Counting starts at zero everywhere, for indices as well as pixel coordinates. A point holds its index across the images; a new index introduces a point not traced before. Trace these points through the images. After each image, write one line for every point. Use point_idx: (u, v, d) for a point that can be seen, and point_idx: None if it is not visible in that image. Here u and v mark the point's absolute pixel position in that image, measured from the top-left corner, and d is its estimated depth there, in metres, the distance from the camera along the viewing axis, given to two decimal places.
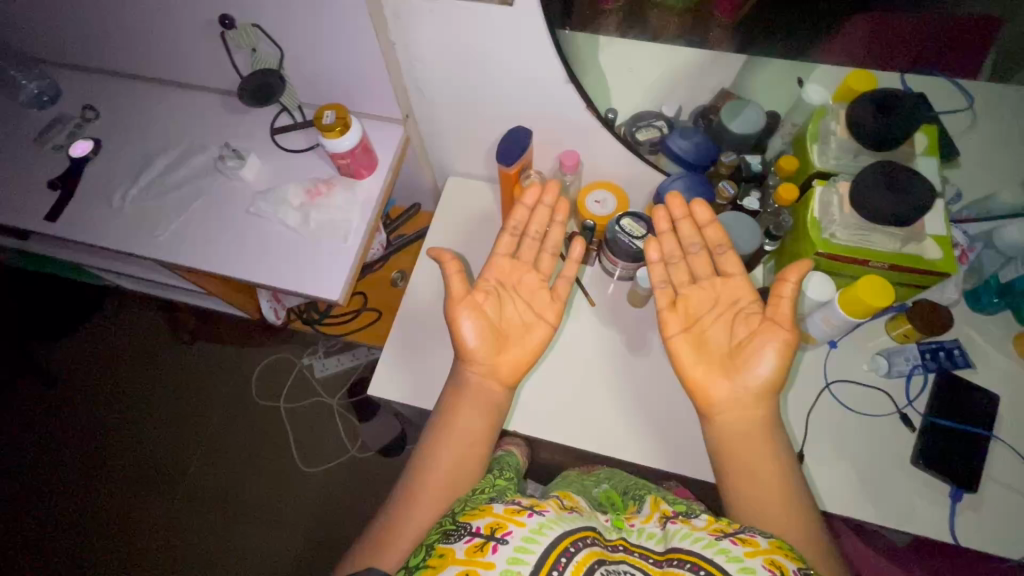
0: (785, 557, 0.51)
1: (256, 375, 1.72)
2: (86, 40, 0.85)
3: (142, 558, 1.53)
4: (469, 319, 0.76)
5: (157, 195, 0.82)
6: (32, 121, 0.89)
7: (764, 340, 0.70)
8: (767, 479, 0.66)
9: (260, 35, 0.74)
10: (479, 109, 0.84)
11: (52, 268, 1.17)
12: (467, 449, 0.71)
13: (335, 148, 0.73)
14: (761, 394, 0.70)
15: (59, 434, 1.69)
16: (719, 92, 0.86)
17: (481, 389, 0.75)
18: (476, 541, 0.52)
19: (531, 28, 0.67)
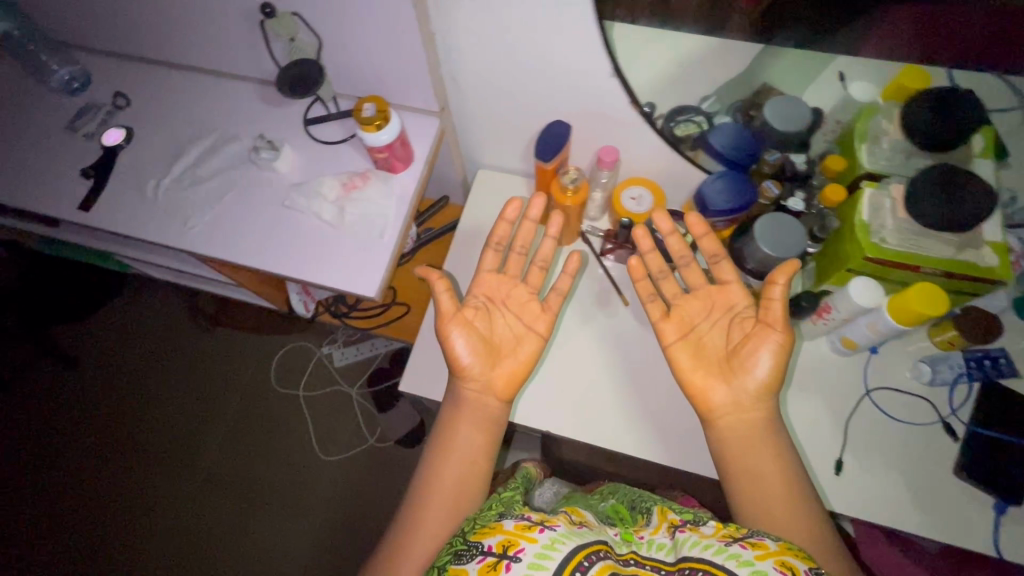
0: (797, 558, 0.51)
1: (275, 363, 1.72)
2: (116, 25, 0.83)
3: (159, 543, 1.56)
4: (461, 335, 0.76)
5: (190, 185, 0.81)
6: (62, 107, 0.88)
7: (758, 343, 0.70)
8: (772, 480, 0.64)
9: (300, 24, 0.71)
10: (517, 103, 0.82)
11: (77, 255, 1.16)
12: (467, 458, 0.71)
13: (372, 143, 0.71)
14: (762, 392, 0.69)
15: (80, 418, 1.71)
16: (759, 87, 0.81)
17: (478, 398, 0.75)
18: (489, 559, 0.53)
19: (580, 21, 0.65)
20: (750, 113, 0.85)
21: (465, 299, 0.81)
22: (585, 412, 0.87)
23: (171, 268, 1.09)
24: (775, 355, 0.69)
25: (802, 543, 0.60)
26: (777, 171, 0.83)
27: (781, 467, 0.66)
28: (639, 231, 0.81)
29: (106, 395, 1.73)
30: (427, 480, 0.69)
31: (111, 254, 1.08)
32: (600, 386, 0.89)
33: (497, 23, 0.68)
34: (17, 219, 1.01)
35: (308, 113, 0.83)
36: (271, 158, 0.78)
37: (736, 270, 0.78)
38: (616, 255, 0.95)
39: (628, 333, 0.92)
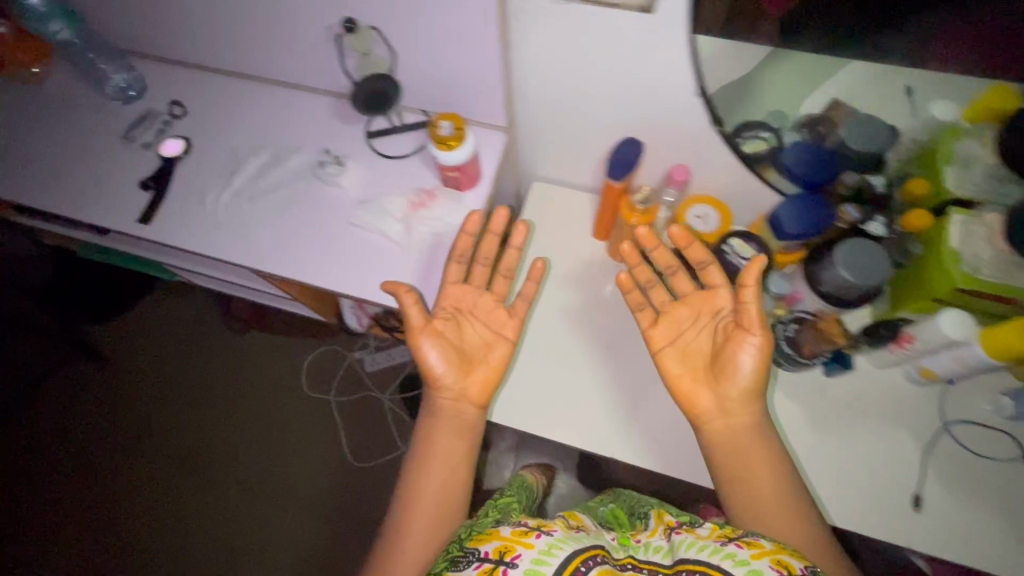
0: (790, 556, 0.50)
1: (305, 366, 1.71)
2: (177, 33, 0.81)
3: (172, 536, 1.57)
4: (432, 347, 0.68)
5: (250, 199, 0.79)
6: (117, 115, 0.86)
7: (737, 348, 0.67)
8: (764, 489, 0.63)
9: (377, 38, 0.70)
10: (587, 119, 0.79)
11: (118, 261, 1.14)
12: (450, 468, 0.65)
13: (446, 161, 0.69)
14: (749, 396, 0.67)
15: (102, 413, 1.71)
16: (829, 101, 0.80)
17: (455, 404, 0.69)
18: (485, 566, 0.50)
19: (672, 39, 0.64)
20: (820, 128, 0.81)
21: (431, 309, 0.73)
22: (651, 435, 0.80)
23: (217, 279, 1.07)
24: (757, 356, 0.66)
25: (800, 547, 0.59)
26: (855, 193, 0.79)
27: (775, 476, 0.64)
28: (625, 248, 0.77)
29: (126, 393, 1.72)
30: (411, 492, 0.64)
31: (158, 263, 1.06)
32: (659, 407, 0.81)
33: (581, 37, 0.66)
34: (64, 225, 1.00)
35: (369, 126, 0.81)
36: (338, 176, 0.77)
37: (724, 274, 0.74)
38: None
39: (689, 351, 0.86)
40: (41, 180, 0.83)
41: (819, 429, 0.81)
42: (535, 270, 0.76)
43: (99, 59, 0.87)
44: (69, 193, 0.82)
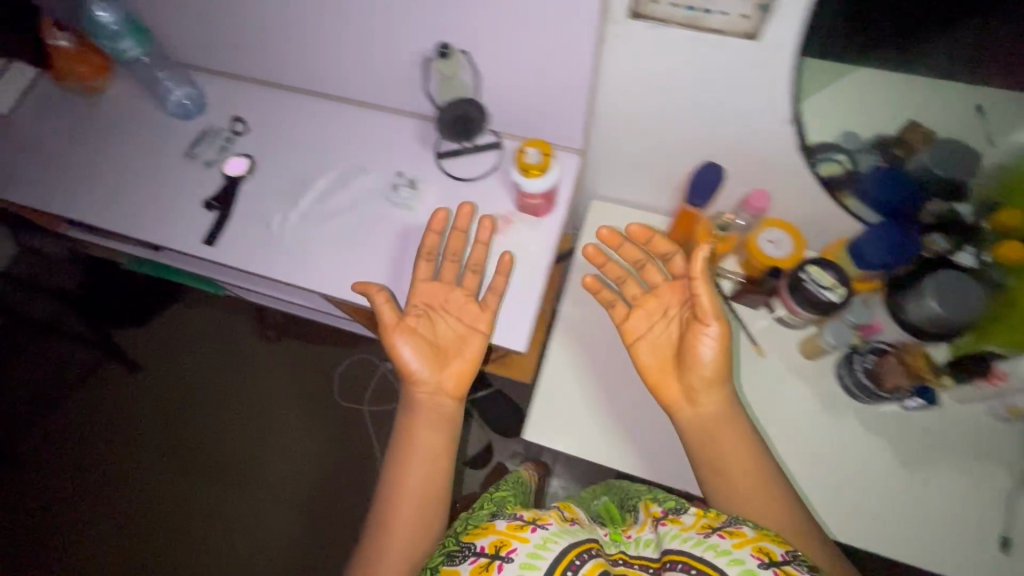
0: (773, 542, 0.48)
1: (339, 376, 1.69)
2: (243, 48, 0.79)
3: (173, 533, 1.57)
4: (407, 344, 0.67)
5: (317, 221, 0.77)
6: (178, 131, 0.84)
7: (694, 339, 0.66)
8: (743, 477, 0.60)
9: (466, 63, 0.69)
10: (662, 142, 0.77)
11: (161, 274, 1.13)
12: (431, 464, 0.62)
13: (529, 189, 0.67)
14: (714, 385, 0.66)
15: (112, 412, 1.70)
16: (903, 123, 0.71)
17: (430, 397, 0.67)
18: (481, 561, 0.50)
19: (776, 66, 0.61)
20: (893, 150, 0.74)
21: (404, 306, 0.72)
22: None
23: (268, 295, 1.05)
24: (717, 345, 0.65)
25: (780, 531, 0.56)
26: (939, 221, 0.77)
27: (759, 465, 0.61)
28: (590, 249, 0.78)
29: (145, 398, 1.71)
30: (390, 491, 0.60)
31: (208, 278, 1.05)
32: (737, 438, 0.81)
33: (672, 61, 0.64)
34: (116, 240, 0.98)
35: (440, 146, 0.79)
36: (411, 200, 0.75)
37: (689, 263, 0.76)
38: (749, 301, 0.88)
39: (764, 378, 0.84)
40: (103, 198, 0.81)
41: (899, 463, 0.79)
42: (506, 260, 0.71)
43: (161, 73, 0.85)
44: (133, 212, 0.80)
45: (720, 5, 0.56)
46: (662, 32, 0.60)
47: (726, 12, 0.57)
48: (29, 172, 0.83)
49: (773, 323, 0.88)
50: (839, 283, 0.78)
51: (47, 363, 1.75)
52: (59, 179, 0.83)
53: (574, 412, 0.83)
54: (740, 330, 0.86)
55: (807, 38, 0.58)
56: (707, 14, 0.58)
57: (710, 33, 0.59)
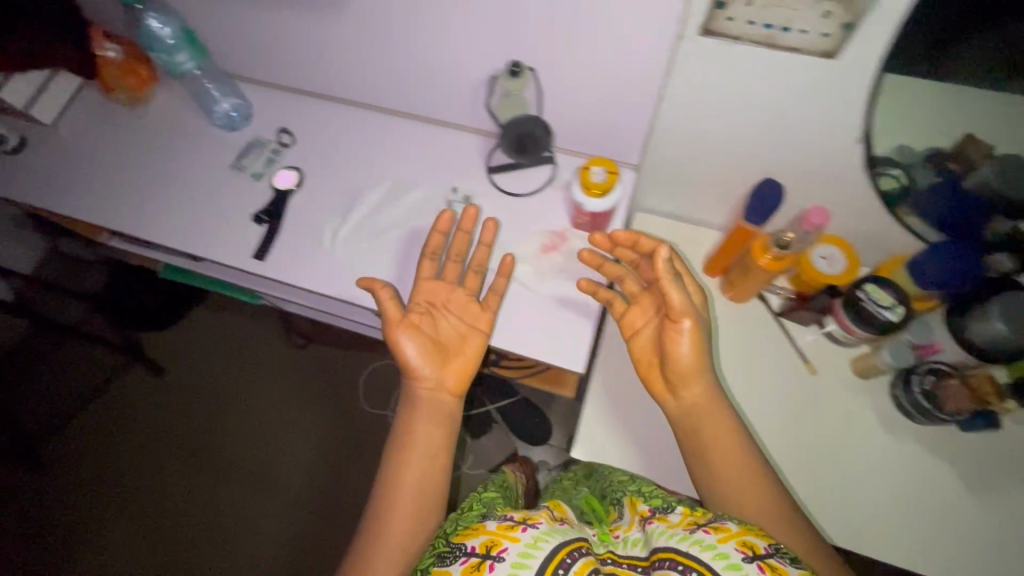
0: (756, 535, 0.49)
1: (363, 383, 1.66)
2: (296, 60, 0.79)
3: (173, 532, 1.54)
4: (409, 339, 0.67)
5: (368, 236, 0.76)
6: (226, 142, 0.84)
7: (669, 336, 0.63)
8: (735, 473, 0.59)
9: (533, 80, 0.69)
10: (717, 155, 0.77)
11: (191, 280, 1.12)
12: (431, 460, 0.62)
13: (593, 209, 0.66)
14: (695, 381, 0.63)
15: (121, 411, 1.68)
16: (960, 138, 0.67)
17: (433, 392, 0.67)
18: (472, 561, 0.48)
19: (851, 85, 0.60)
20: (949, 165, 0.71)
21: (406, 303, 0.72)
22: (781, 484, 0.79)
23: (307, 305, 1.05)
24: (691, 342, 0.62)
25: (763, 520, 0.56)
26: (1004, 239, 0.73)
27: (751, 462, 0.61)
28: (585, 253, 0.72)
29: (159, 402, 1.69)
30: (391, 484, 0.60)
31: (246, 288, 1.04)
32: (787, 458, 0.81)
33: (739, 79, 0.63)
34: (157, 249, 0.98)
35: (492, 160, 0.79)
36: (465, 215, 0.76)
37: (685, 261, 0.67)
38: (801, 318, 0.87)
39: (812, 394, 0.85)
40: (151, 211, 0.81)
41: (950, 482, 0.79)
42: (506, 265, 0.71)
43: (209, 84, 0.85)
44: (180, 225, 0.80)
45: (799, 24, 0.55)
46: (734, 50, 0.59)
47: (805, 31, 0.55)
48: (82, 183, 0.84)
49: (819, 337, 0.87)
50: (897, 302, 0.77)
51: (68, 367, 1.73)
52: (109, 191, 0.83)
53: (624, 429, 0.83)
54: (791, 347, 0.87)
55: (890, 59, 0.57)
56: (786, 34, 0.56)
57: (784, 52, 0.58)
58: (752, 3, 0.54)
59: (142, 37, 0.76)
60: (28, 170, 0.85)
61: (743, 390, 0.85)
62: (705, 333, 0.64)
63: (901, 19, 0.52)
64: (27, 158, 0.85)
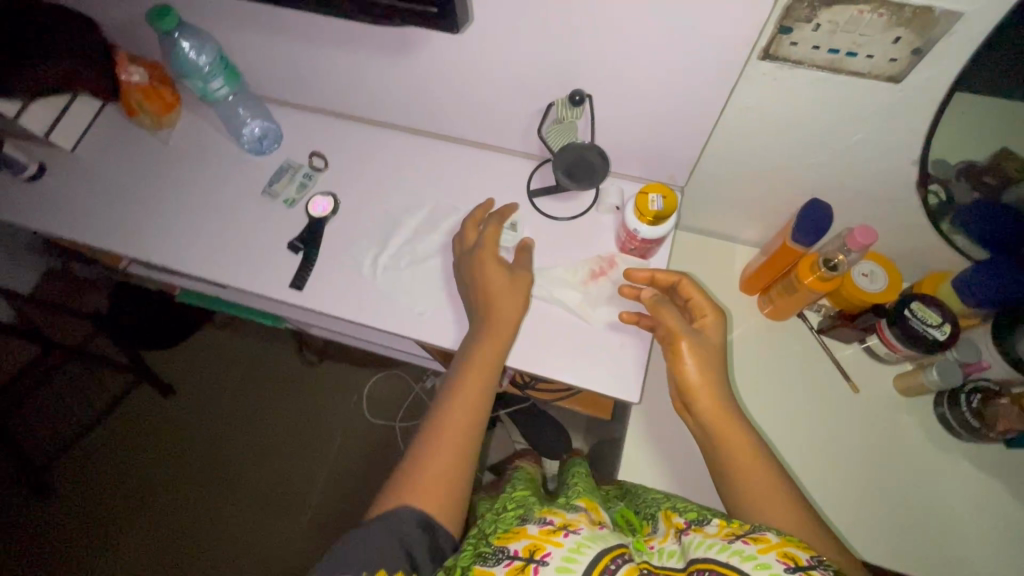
0: (797, 547, 0.46)
1: (378, 398, 1.64)
2: (335, 85, 0.78)
3: (177, 544, 1.52)
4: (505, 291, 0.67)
5: (410, 263, 0.75)
6: (257, 166, 0.82)
7: (673, 360, 0.63)
8: (752, 480, 0.56)
9: (586, 108, 0.69)
10: (759, 174, 0.77)
11: (209, 304, 1.08)
12: (480, 399, 0.61)
13: (648, 237, 0.64)
14: (711, 405, 0.61)
15: (125, 428, 1.66)
16: (999, 151, 0.66)
17: (495, 334, 0.65)
18: (515, 564, 0.47)
19: (913, 107, 0.59)
20: (986, 178, 0.69)
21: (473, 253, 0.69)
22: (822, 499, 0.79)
23: (334, 330, 1.03)
24: (693, 362, 0.61)
25: (781, 528, 0.52)
26: None
27: (771, 471, 0.57)
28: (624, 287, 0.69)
29: (168, 421, 1.66)
30: (439, 422, 0.59)
31: (270, 313, 1.02)
32: (828, 474, 0.81)
33: (795, 101, 0.63)
34: (180, 275, 0.95)
35: (534, 184, 0.78)
36: (509, 241, 0.74)
37: (699, 288, 0.66)
38: (844, 335, 0.87)
39: (850, 410, 0.85)
40: (180, 240, 0.78)
41: (993, 503, 0.79)
42: (520, 250, 0.72)
43: (243, 111, 0.85)
44: (210, 253, 0.77)
45: (866, 49, 0.54)
46: (795, 73, 0.59)
47: (872, 56, 0.54)
48: (107, 209, 0.81)
49: (861, 354, 0.87)
50: (945, 320, 0.76)
51: (73, 389, 1.68)
52: (135, 218, 0.80)
53: (670, 453, 0.82)
54: (834, 366, 0.87)
55: (960, 84, 0.56)
56: (851, 58, 0.55)
57: (846, 75, 0.58)
58: (820, 28, 0.53)
59: (176, 65, 0.73)
60: (49, 197, 0.82)
61: (784, 408, 0.85)
62: (711, 352, 0.63)
63: (976, 42, 0.51)
64: (49, 186, 0.83)
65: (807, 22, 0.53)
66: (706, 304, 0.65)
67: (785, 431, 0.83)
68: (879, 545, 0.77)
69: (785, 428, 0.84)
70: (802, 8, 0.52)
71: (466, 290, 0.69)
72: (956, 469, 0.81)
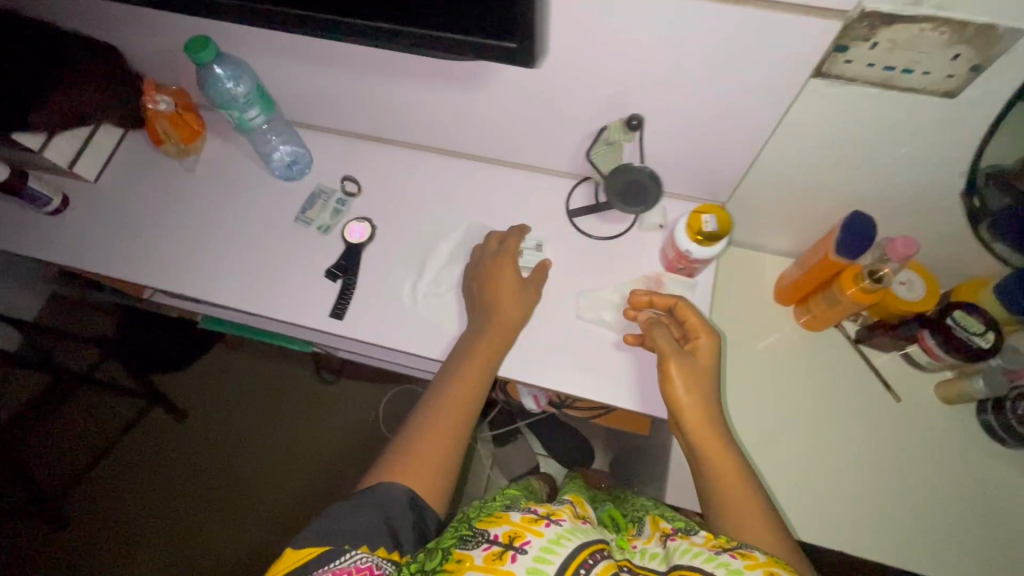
0: (786, 569, 0.45)
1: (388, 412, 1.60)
2: (369, 110, 0.77)
3: (186, 564, 1.50)
4: (512, 299, 0.68)
5: (451, 288, 0.74)
6: (288, 192, 0.80)
7: (665, 382, 0.62)
8: (737, 505, 0.55)
9: (637, 135, 0.69)
10: (798, 187, 0.77)
11: (231, 330, 1.06)
12: (474, 398, 0.64)
13: (700, 257, 0.64)
14: (699, 427, 0.60)
15: (134, 452, 1.62)
16: None
17: (496, 336, 0.67)
18: (494, 549, 0.46)
19: (966, 121, 0.59)
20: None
21: (494, 261, 0.70)
22: (803, 499, 0.81)
23: (363, 353, 1.01)
24: (682, 384, 0.60)
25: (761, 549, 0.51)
26: None
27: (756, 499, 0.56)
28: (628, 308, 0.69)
29: (178, 444, 1.63)
30: (431, 414, 0.62)
31: (297, 339, 1.00)
32: (820, 480, 0.82)
33: (843, 117, 0.62)
34: (206, 305, 0.94)
35: (573, 204, 0.78)
36: (530, 260, 0.74)
37: (696, 312, 0.64)
38: (884, 344, 0.86)
39: (868, 412, 0.85)
40: (209, 272, 0.77)
41: None
42: (538, 268, 0.72)
43: (274, 137, 0.83)
44: (243, 285, 0.75)
45: (923, 66, 0.54)
46: (846, 90, 0.58)
47: (928, 72, 0.54)
48: (132, 242, 0.79)
49: (901, 362, 0.87)
50: (989, 328, 0.75)
51: (82, 416, 1.65)
52: (162, 251, 0.78)
53: None
54: (877, 377, 0.86)
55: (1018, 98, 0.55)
56: (906, 75, 0.55)
57: (899, 91, 0.57)
58: (877, 46, 0.52)
59: (213, 95, 0.72)
60: (72, 232, 0.80)
61: (822, 419, 0.85)
62: (703, 375, 0.62)
63: None
64: (72, 220, 0.81)
65: (865, 40, 0.52)
66: (703, 327, 0.64)
67: (827, 444, 0.84)
68: (918, 555, 0.78)
69: (779, 429, 0.85)
70: (860, 27, 0.51)
71: (472, 295, 0.70)
72: (999, 476, 0.81)
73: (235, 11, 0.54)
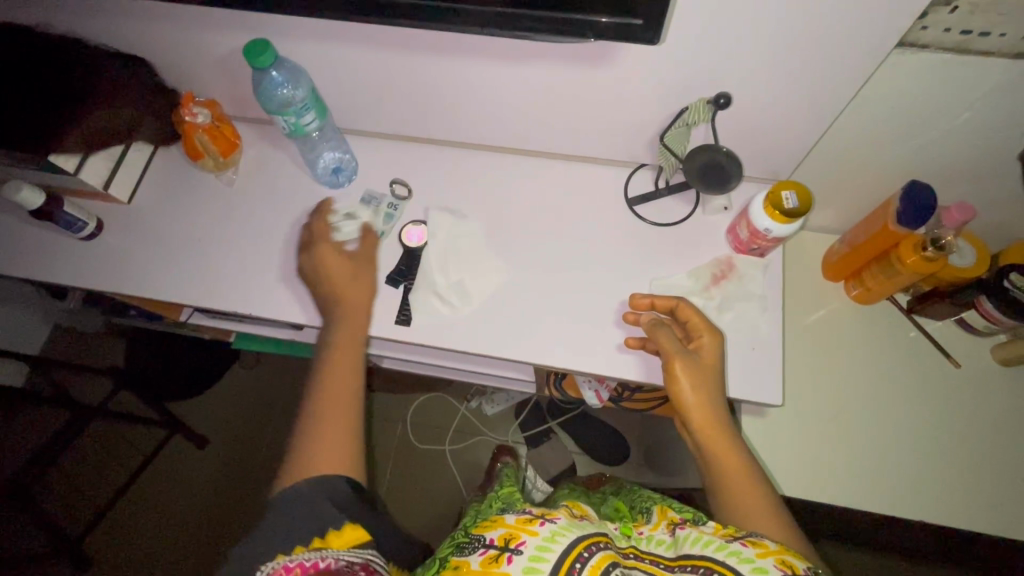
0: (796, 556, 0.44)
1: (411, 425, 1.48)
2: (423, 108, 0.76)
3: None
4: (343, 276, 0.70)
5: (515, 284, 0.73)
6: (336, 199, 0.78)
7: (670, 382, 0.62)
8: (744, 495, 0.55)
9: (712, 113, 0.67)
10: (850, 160, 0.77)
11: (262, 345, 1.03)
12: (351, 376, 0.65)
13: (778, 234, 0.66)
14: (706, 425, 0.60)
15: (146, 481, 1.56)
16: None
17: (348, 318, 0.69)
18: (490, 553, 0.47)
19: None
20: None
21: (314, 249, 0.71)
22: (812, 478, 0.82)
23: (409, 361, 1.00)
24: (688, 383, 0.60)
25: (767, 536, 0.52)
26: None
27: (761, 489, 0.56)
28: (628, 312, 0.69)
29: (183, 468, 1.57)
30: (316, 402, 0.62)
31: None
32: (814, 459, 0.83)
33: (906, 87, 0.63)
34: (246, 321, 0.91)
35: (630, 191, 0.78)
36: (349, 229, 0.75)
37: (699, 313, 0.65)
38: (939, 313, 0.87)
39: (887, 385, 0.86)
40: (254, 287, 0.74)
41: None
42: (365, 235, 0.74)
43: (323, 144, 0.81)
44: (299, 300, 0.73)
45: (1001, 28, 0.55)
46: (917, 59, 0.59)
47: (1004, 35, 0.55)
48: (167, 262, 0.76)
49: (953, 328, 0.89)
50: None
51: (95, 451, 1.59)
52: (201, 269, 0.75)
53: (779, 453, 0.84)
54: (932, 345, 0.88)
55: None
56: (982, 38, 0.56)
57: (967, 56, 0.58)
58: (957, 10, 0.54)
59: (270, 102, 0.70)
60: (104, 257, 0.76)
61: (873, 390, 0.86)
62: (709, 374, 0.62)
63: None
64: (109, 245, 0.77)
65: (945, 5, 0.54)
66: (706, 326, 0.64)
67: (881, 417, 0.85)
68: (971, 518, 0.80)
69: (792, 410, 0.86)
70: None
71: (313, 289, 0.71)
72: None
73: (327, 6, 0.54)
